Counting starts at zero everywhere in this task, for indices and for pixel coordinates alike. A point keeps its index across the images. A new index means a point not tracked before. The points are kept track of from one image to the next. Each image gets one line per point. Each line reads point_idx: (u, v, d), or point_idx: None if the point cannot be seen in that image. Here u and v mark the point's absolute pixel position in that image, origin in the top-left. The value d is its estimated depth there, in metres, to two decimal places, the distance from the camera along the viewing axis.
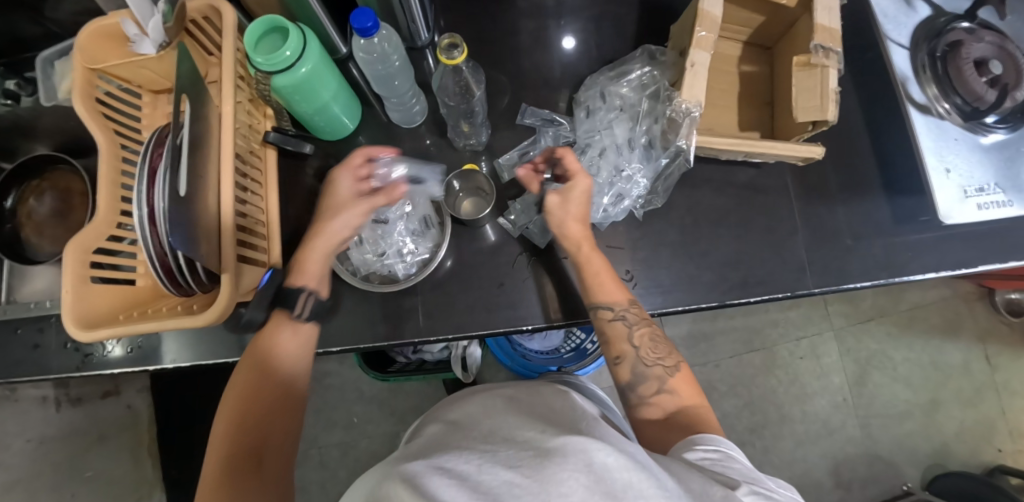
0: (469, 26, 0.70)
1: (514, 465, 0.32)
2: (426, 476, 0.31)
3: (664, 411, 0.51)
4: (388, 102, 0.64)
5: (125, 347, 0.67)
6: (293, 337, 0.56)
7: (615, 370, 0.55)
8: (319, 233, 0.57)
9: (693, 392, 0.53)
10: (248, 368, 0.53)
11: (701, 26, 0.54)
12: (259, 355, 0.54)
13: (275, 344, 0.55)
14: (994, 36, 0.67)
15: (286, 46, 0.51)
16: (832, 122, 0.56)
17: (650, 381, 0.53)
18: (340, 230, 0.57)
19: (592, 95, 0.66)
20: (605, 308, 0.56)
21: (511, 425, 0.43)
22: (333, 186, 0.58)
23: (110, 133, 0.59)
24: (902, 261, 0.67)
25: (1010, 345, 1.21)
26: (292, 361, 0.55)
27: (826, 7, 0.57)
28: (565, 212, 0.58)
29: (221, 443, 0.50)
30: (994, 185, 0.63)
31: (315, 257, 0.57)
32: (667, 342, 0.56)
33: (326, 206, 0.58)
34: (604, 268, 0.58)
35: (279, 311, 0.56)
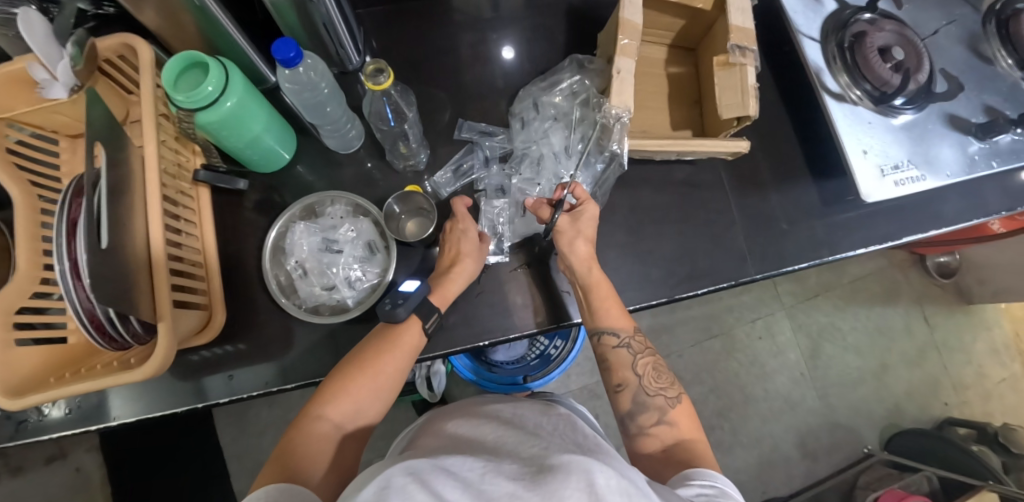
0: (400, 46, 0.70)
1: (517, 478, 0.33)
2: (433, 474, 0.32)
3: (662, 442, 0.52)
4: (323, 130, 0.63)
5: (63, 408, 0.62)
6: (412, 343, 0.55)
7: (617, 398, 0.57)
8: (454, 269, 0.58)
9: (692, 427, 0.54)
10: (356, 358, 0.53)
11: (623, 35, 0.57)
12: (374, 347, 0.53)
13: (398, 342, 0.54)
14: (894, 24, 0.71)
15: (207, 81, 0.49)
16: (754, 117, 0.59)
17: (651, 411, 0.54)
18: (471, 269, 0.59)
19: (526, 106, 0.67)
20: (610, 334, 0.57)
21: (514, 447, 0.45)
22: (461, 230, 0.61)
23: (23, 185, 0.56)
24: (833, 241, 0.71)
25: (944, 304, 1.30)
26: (402, 360, 0.54)
27: (739, 9, 0.60)
28: (575, 231, 0.59)
29: (310, 419, 0.49)
30: (907, 163, 0.68)
31: (455, 287, 0.58)
32: (669, 373, 0.58)
33: (455, 247, 0.60)
34: (613, 297, 0.58)
35: (414, 320, 0.55)
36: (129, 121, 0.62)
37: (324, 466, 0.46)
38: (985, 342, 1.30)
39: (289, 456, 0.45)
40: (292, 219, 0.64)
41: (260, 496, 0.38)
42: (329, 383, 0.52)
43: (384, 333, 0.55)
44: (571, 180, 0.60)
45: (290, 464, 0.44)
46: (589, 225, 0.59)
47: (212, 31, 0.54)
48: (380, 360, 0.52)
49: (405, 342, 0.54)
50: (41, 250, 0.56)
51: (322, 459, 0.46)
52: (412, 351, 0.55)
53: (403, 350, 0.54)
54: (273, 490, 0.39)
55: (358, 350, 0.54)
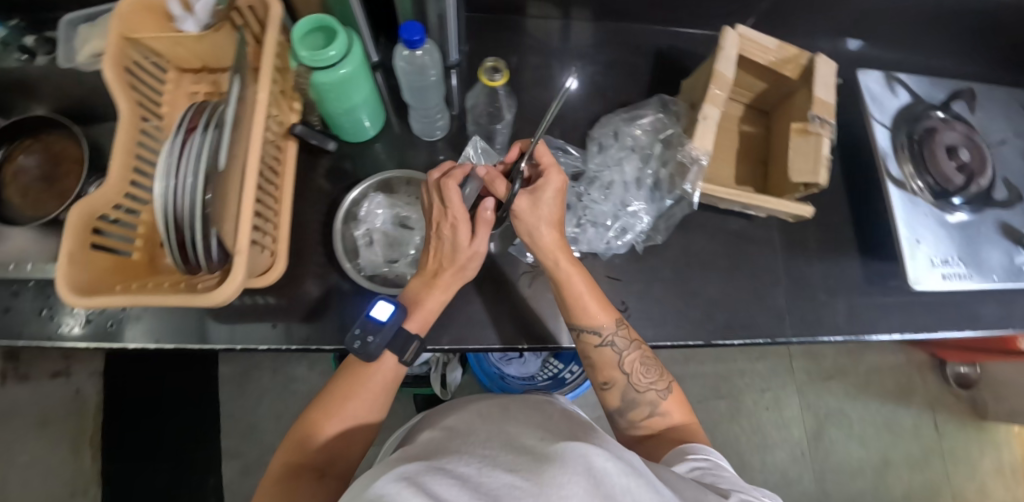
0: (495, 54, 0.74)
1: (514, 470, 0.35)
2: (428, 476, 0.34)
3: (654, 430, 0.56)
4: (414, 112, 0.67)
5: (83, 322, 0.66)
6: (384, 374, 0.54)
7: (605, 395, 0.59)
8: (433, 283, 0.57)
9: (683, 412, 0.57)
10: (325, 398, 0.52)
11: (715, 85, 0.60)
12: (343, 382, 0.53)
13: (368, 374, 0.53)
14: (964, 127, 0.74)
15: (331, 46, 0.53)
16: (823, 187, 0.62)
17: (642, 406, 0.57)
18: (455, 272, 0.58)
19: (606, 133, 0.69)
20: (592, 334, 0.58)
21: (512, 438, 0.46)
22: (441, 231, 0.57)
23: (133, 104, 0.59)
24: (870, 321, 0.72)
25: (957, 415, 1.29)
26: (376, 392, 0.53)
27: (824, 84, 0.64)
28: (540, 214, 0.56)
29: (288, 462, 0.48)
30: (956, 259, 0.69)
31: (434, 299, 0.57)
32: (657, 364, 0.59)
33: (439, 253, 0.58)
34: (585, 283, 0.58)
35: (385, 353, 0.54)
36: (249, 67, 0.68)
37: None
38: (992, 460, 1.27)
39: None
40: (370, 189, 0.68)
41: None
42: (299, 426, 0.51)
43: (351, 368, 0.54)
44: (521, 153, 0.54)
45: None
46: (553, 196, 0.56)
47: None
48: (345, 397, 0.52)
49: (371, 374, 0.53)
50: (132, 166, 0.60)
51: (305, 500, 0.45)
52: (382, 381, 0.54)
53: (370, 382, 0.53)
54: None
55: (328, 388, 0.53)
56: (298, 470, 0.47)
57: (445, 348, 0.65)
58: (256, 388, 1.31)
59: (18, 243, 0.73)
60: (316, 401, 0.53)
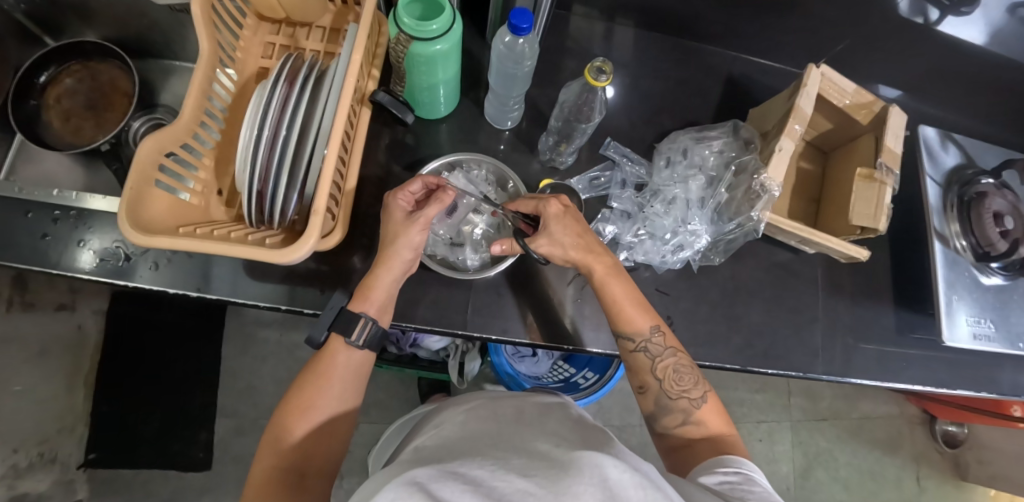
0: (572, 55, 0.75)
1: (527, 475, 0.37)
2: (438, 481, 0.36)
3: (689, 439, 0.54)
4: (491, 97, 0.67)
5: (95, 256, 0.65)
6: (348, 362, 0.53)
7: (641, 400, 0.58)
8: (377, 260, 0.54)
9: (720, 423, 0.55)
10: (289, 401, 0.50)
11: (796, 120, 0.61)
12: (310, 375, 0.51)
13: (331, 367, 0.52)
14: (1013, 196, 0.76)
15: (434, 20, 0.52)
16: (880, 232, 0.63)
17: (676, 413, 0.55)
18: (399, 258, 0.54)
19: (675, 149, 0.70)
20: (628, 339, 0.57)
21: (523, 443, 0.48)
22: (392, 216, 0.56)
23: (213, 44, 0.58)
24: (896, 370, 0.74)
25: (938, 472, 1.32)
26: (341, 386, 0.52)
27: (895, 134, 0.65)
28: (561, 245, 0.57)
29: (265, 471, 0.47)
30: (988, 321, 0.71)
31: (381, 284, 0.55)
32: (694, 372, 0.56)
33: (388, 234, 0.55)
34: (624, 291, 0.57)
35: (334, 337, 0.53)
36: (333, 28, 0.67)
37: None
38: None
39: None
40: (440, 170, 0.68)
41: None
42: (270, 434, 0.49)
43: (314, 366, 0.52)
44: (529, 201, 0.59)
45: None
46: (566, 232, 0.57)
47: None
48: (312, 392, 0.50)
49: (333, 365, 0.52)
50: (203, 108, 0.58)
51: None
52: (346, 368, 0.53)
53: (334, 373, 0.52)
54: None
55: (293, 385, 0.52)
56: (280, 480, 0.46)
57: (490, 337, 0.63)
58: (258, 350, 1.28)
59: (89, 180, 0.78)
60: (284, 400, 0.51)
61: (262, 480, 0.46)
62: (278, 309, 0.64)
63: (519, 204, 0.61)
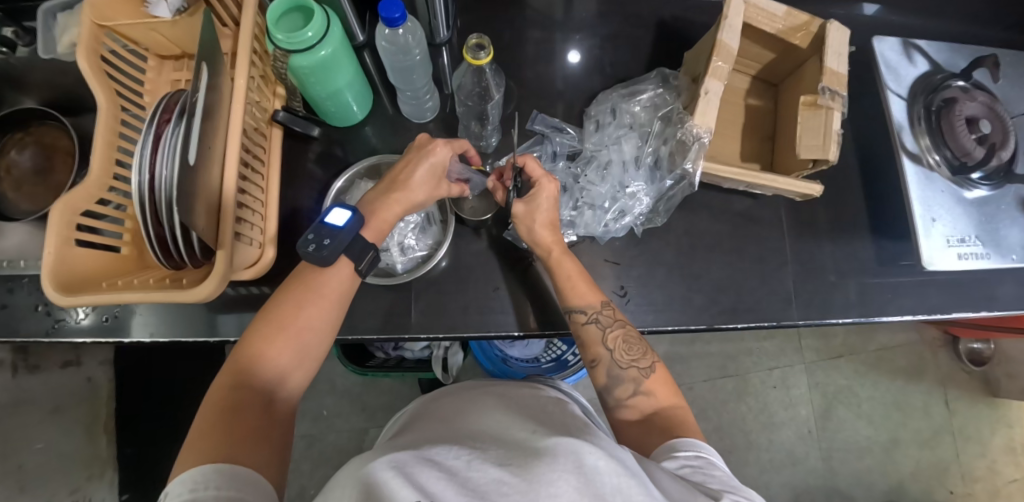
0: (487, 30, 0.71)
1: (504, 464, 0.34)
2: (414, 466, 0.33)
3: (641, 413, 0.51)
4: (402, 95, 0.65)
5: (96, 317, 0.67)
6: (336, 288, 0.51)
7: (592, 374, 0.55)
8: (395, 195, 0.55)
9: (669, 393, 0.52)
10: (272, 313, 0.48)
11: (718, 57, 0.56)
12: (292, 294, 0.49)
13: (317, 286, 0.50)
14: (986, 96, 0.70)
15: (308, 27, 0.50)
16: (833, 162, 0.58)
17: (626, 383, 0.53)
18: (415, 202, 0.56)
19: (603, 110, 0.67)
20: (579, 312, 0.56)
21: (502, 429, 0.45)
22: (430, 152, 0.56)
23: (111, 93, 0.57)
24: (883, 302, 0.69)
25: (968, 392, 1.27)
26: (327, 310, 0.50)
27: (836, 53, 0.60)
28: (534, 216, 0.57)
29: (224, 389, 0.43)
30: (974, 237, 0.66)
31: (390, 214, 0.55)
32: (643, 343, 0.55)
33: (413, 165, 0.56)
34: (574, 267, 0.58)
35: (343, 259, 0.51)
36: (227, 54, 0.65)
37: (269, 440, 0.42)
38: (1003, 437, 1.25)
39: (224, 421, 0.41)
40: (358, 175, 0.66)
41: (186, 485, 0.34)
42: (242, 347, 0.46)
43: (300, 281, 0.50)
44: (512, 158, 0.57)
45: (233, 439, 0.39)
46: (545, 202, 0.57)
47: None
48: (299, 311, 0.48)
49: (325, 287, 0.50)
50: (114, 160, 0.58)
51: (251, 429, 0.41)
52: (336, 294, 0.50)
53: (327, 296, 0.50)
54: (201, 475, 0.35)
55: (274, 302, 0.49)
56: (242, 394, 0.43)
57: (441, 336, 0.62)
58: None
59: (10, 237, 0.68)
60: (265, 315, 0.48)
61: (226, 394, 0.43)
62: (231, 341, 0.66)
63: (519, 156, 0.58)
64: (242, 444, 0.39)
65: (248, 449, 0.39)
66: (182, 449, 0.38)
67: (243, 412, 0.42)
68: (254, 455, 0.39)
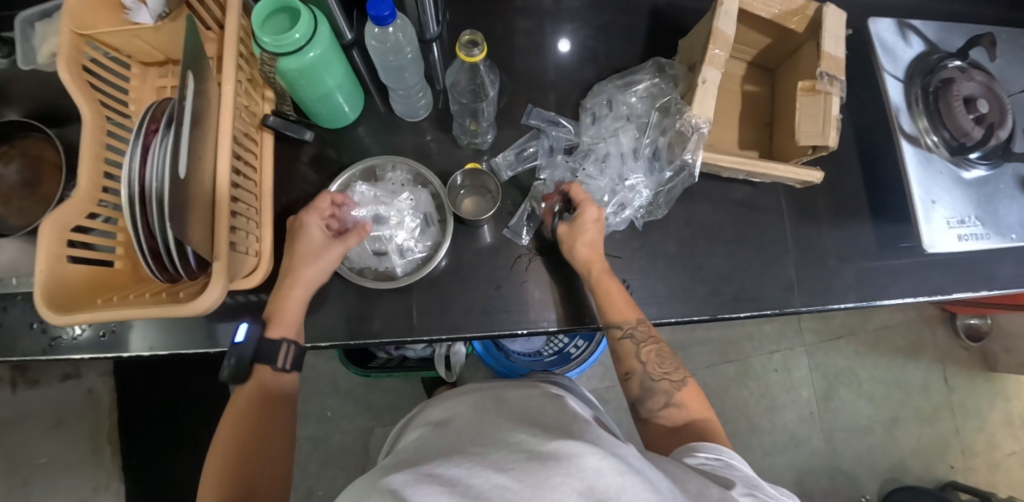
0: (479, 23, 0.69)
1: (507, 470, 0.33)
2: (415, 484, 0.32)
3: (674, 423, 0.53)
4: (394, 94, 0.63)
5: (93, 332, 0.66)
6: (278, 384, 0.55)
7: (625, 386, 0.57)
8: (290, 281, 0.56)
9: (701, 406, 0.54)
10: (227, 422, 0.51)
11: (714, 44, 0.55)
12: (237, 402, 0.52)
13: (258, 389, 0.53)
14: (983, 76, 0.70)
15: (295, 28, 0.49)
16: (832, 147, 0.58)
17: (658, 395, 0.54)
18: (312, 275, 0.56)
19: (599, 102, 0.66)
20: (616, 326, 0.57)
21: (502, 431, 0.44)
22: (302, 226, 0.57)
23: (95, 104, 0.55)
24: (884, 285, 0.69)
25: (966, 368, 1.28)
26: (275, 406, 0.53)
27: (833, 36, 0.59)
28: (577, 238, 0.59)
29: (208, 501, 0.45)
30: (973, 218, 0.66)
31: (290, 306, 0.56)
32: (674, 358, 0.57)
33: (294, 250, 0.57)
34: (618, 289, 0.58)
35: (258, 366, 0.54)
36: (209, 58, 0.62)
37: None
38: (1001, 411, 1.27)
39: None
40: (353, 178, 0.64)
41: None
42: (211, 459, 0.48)
43: (239, 394, 0.53)
44: (565, 186, 0.61)
45: None
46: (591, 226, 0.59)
47: None
48: (253, 408, 0.52)
49: (267, 386, 0.54)
50: (102, 172, 0.56)
51: None
52: (279, 388, 0.54)
53: (270, 391, 0.54)
54: None
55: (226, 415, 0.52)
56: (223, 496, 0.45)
57: (443, 337, 0.61)
58: None
59: None
60: (224, 424, 0.51)
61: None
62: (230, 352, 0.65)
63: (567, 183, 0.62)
64: None
65: None
66: None
67: None
68: None
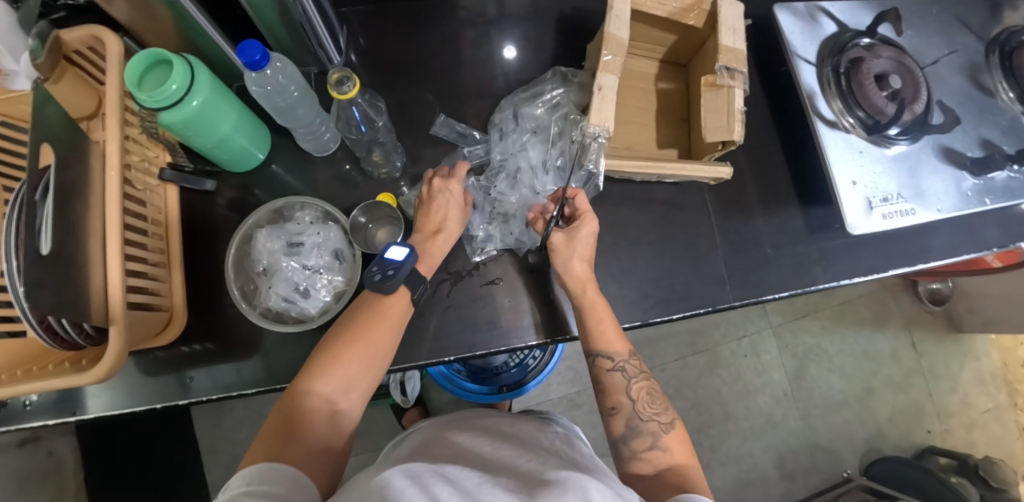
0: (384, 48, 0.68)
1: (511, 488, 0.33)
2: (431, 478, 0.33)
3: (655, 467, 0.51)
4: (296, 133, 0.61)
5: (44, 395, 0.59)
6: (398, 313, 0.54)
7: (609, 422, 0.55)
8: (437, 232, 0.59)
9: (686, 452, 0.52)
10: (340, 330, 0.51)
11: (606, 50, 0.55)
12: (358, 312, 0.53)
13: (381, 311, 0.53)
14: (892, 50, 0.70)
15: (171, 79, 0.48)
16: (739, 141, 0.57)
17: (644, 437, 0.53)
18: (456, 222, 0.60)
19: (506, 117, 0.66)
20: (605, 357, 0.56)
21: (511, 456, 0.45)
22: (446, 190, 0.61)
23: None
24: (818, 269, 0.69)
25: (934, 332, 1.29)
26: (391, 331, 0.53)
27: (731, 29, 0.58)
28: (571, 249, 0.58)
29: (287, 405, 0.46)
30: (897, 195, 0.66)
31: (440, 248, 0.59)
32: (664, 397, 0.56)
33: (437, 206, 0.60)
34: (609, 317, 0.57)
35: (400, 291, 0.55)
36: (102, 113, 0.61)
37: (323, 446, 0.44)
38: (971, 371, 1.28)
39: (287, 427, 0.44)
40: (258, 224, 0.62)
41: (245, 478, 0.37)
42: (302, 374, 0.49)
43: (366, 305, 0.54)
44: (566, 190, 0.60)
45: (290, 437, 0.43)
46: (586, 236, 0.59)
47: (185, 26, 0.53)
48: (365, 333, 0.51)
49: (388, 310, 0.53)
50: None
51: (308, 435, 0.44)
52: (397, 319, 0.54)
53: (390, 318, 0.53)
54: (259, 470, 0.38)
55: (342, 321, 0.53)
56: (300, 411, 0.46)
57: None
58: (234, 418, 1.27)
59: None
60: (327, 339, 0.51)
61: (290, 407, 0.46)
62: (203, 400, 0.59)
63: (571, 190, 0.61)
64: (295, 443, 0.42)
65: (299, 449, 0.42)
66: (250, 449, 0.42)
67: (298, 423, 0.45)
68: (304, 455, 0.42)
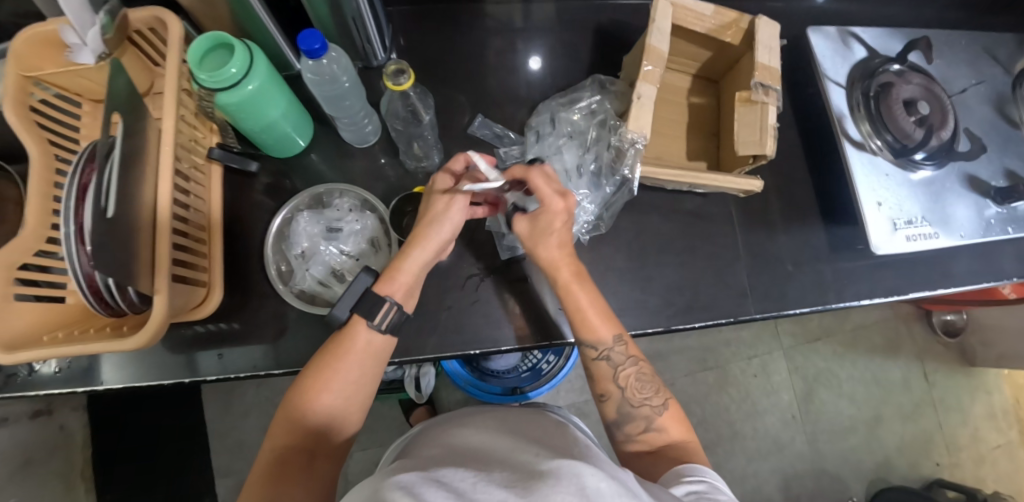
0: (426, 48, 0.71)
1: (507, 485, 0.29)
2: (421, 486, 0.29)
3: (651, 446, 0.52)
4: (340, 122, 0.64)
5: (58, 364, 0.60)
6: (369, 345, 0.51)
7: (602, 407, 0.55)
8: (410, 240, 0.54)
9: (683, 431, 0.53)
10: (306, 376, 0.49)
11: (647, 60, 0.56)
12: (324, 353, 0.50)
13: (348, 351, 0.50)
14: (921, 78, 0.71)
15: (231, 63, 0.50)
16: (770, 156, 0.59)
17: (638, 420, 0.53)
18: (438, 239, 0.54)
19: (543, 120, 0.68)
20: (591, 347, 0.55)
21: (505, 452, 0.43)
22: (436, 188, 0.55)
23: (44, 143, 0.56)
24: (839, 287, 0.70)
25: (946, 363, 1.28)
26: (361, 368, 0.50)
27: (767, 47, 0.60)
28: (541, 233, 0.55)
29: (272, 452, 0.47)
30: (921, 219, 0.67)
31: (408, 266, 0.53)
32: (656, 379, 0.55)
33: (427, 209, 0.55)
34: (594, 303, 0.55)
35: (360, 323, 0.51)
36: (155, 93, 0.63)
37: (310, 486, 0.45)
38: (982, 405, 1.27)
39: (271, 476, 0.45)
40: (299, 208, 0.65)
41: None
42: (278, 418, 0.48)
43: (330, 348, 0.50)
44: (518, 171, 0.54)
45: (277, 485, 0.44)
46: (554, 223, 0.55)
47: (244, 17, 0.55)
48: (328, 377, 0.48)
49: (354, 347, 0.50)
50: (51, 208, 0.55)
51: (291, 480, 0.45)
52: (366, 354, 0.50)
53: (356, 355, 0.50)
54: None
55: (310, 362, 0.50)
56: (283, 457, 0.46)
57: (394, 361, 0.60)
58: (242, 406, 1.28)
59: None
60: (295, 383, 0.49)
61: (272, 455, 0.47)
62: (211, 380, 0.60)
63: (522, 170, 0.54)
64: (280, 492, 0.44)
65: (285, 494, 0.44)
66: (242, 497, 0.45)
67: (280, 470, 0.45)
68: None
